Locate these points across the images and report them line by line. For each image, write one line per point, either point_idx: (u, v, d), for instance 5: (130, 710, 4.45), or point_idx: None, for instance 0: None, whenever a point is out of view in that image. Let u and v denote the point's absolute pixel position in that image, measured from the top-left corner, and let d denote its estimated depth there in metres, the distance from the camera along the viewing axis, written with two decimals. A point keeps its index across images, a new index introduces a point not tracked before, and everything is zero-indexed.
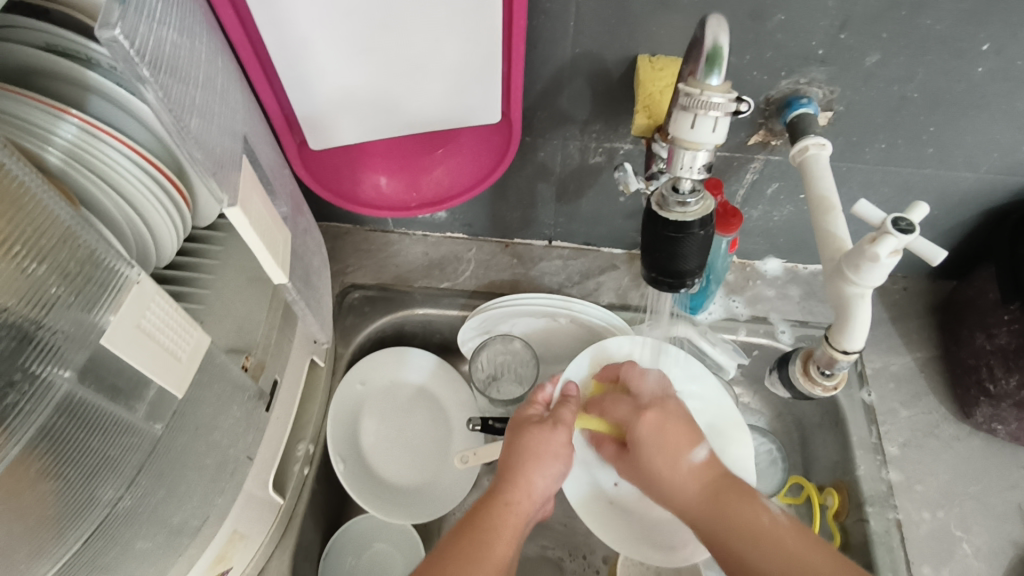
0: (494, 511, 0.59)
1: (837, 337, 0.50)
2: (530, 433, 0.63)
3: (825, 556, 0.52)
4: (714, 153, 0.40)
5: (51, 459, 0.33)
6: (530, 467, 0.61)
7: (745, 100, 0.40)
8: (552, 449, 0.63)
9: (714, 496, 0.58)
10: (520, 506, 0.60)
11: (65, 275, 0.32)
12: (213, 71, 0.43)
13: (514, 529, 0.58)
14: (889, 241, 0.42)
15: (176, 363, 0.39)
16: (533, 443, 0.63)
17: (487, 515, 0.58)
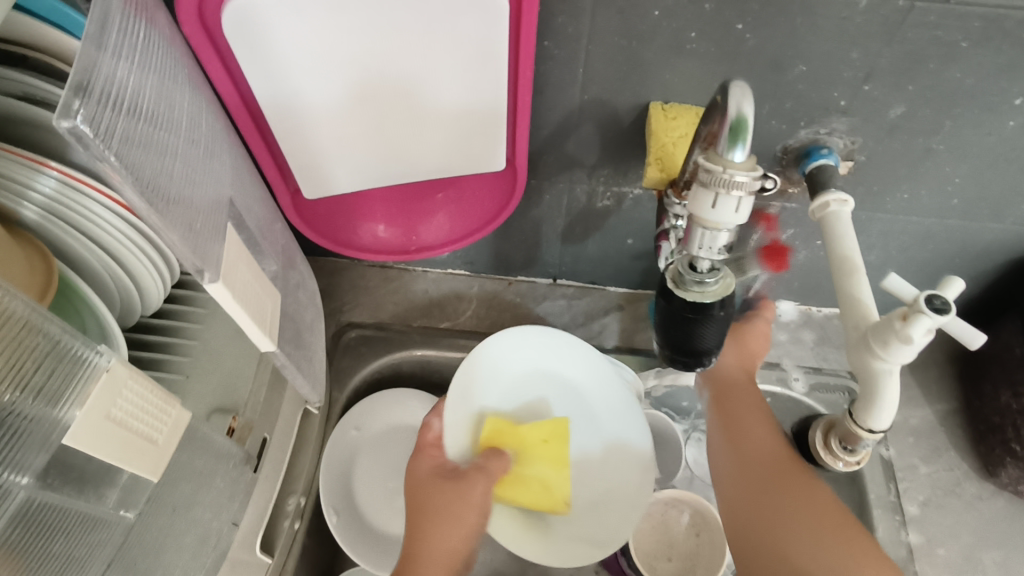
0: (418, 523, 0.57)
1: (862, 416, 0.46)
2: (429, 494, 0.59)
3: (787, 464, 0.57)
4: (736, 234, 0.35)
5: (10, 570, 0.30)
6: (435, 529, 0.56)
7: (772, 176, 0.35)
8: (468, 505, 0.58)
9: (745, 392, 0.63)
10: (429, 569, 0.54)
11: (23, 371, 0.30)
12: (194, 135, 0.40)
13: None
14: (923, 322, 0.39)
15: (148, 449, 0.36)
16: (445, 503, 0.57)
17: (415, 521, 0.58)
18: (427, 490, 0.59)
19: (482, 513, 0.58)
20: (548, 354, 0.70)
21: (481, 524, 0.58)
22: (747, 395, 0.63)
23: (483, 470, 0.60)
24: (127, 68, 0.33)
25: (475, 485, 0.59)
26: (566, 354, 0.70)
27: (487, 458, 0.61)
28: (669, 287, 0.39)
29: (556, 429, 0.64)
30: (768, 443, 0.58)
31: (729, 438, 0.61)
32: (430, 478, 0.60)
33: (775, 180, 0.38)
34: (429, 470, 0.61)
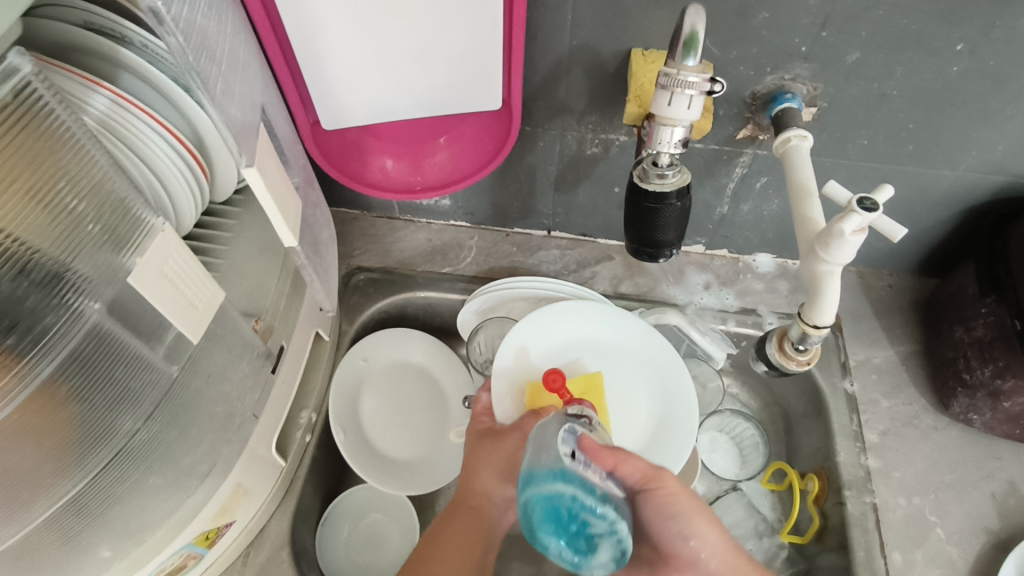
0: (458, 516, 0.64)
1: (809, 313, 0.53)
2: (478, 447, 0.68)
3: None
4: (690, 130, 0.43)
5: (80, 382, 0.37)
6: (478, 475, 0.66)
7: (719, 80, 0.42)
8: (505, 458, 0.65)
9: None
10: (480, 510, 0.64)
11: (101, 216, 0.37)
12: (237, 46, 0.47)
13: (476, 525, 0.63)
14: (854, 219, 0.45)
15: (192, 310, 0.43)
16: (484, 456, 0.66)
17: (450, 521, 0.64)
18: (471, 450, 0.69)
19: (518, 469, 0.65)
20: (587, 322, 0.77)
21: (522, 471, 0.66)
22: None
23: (516, 428, 0.66)
24: None
25: (512, 441, 0.65)
26: (600, 322, 0.77)
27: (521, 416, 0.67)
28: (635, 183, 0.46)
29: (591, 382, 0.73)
30: None
31: None
32: (476, 440, 0.69)
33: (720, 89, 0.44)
34: (477, 434, 0.70)
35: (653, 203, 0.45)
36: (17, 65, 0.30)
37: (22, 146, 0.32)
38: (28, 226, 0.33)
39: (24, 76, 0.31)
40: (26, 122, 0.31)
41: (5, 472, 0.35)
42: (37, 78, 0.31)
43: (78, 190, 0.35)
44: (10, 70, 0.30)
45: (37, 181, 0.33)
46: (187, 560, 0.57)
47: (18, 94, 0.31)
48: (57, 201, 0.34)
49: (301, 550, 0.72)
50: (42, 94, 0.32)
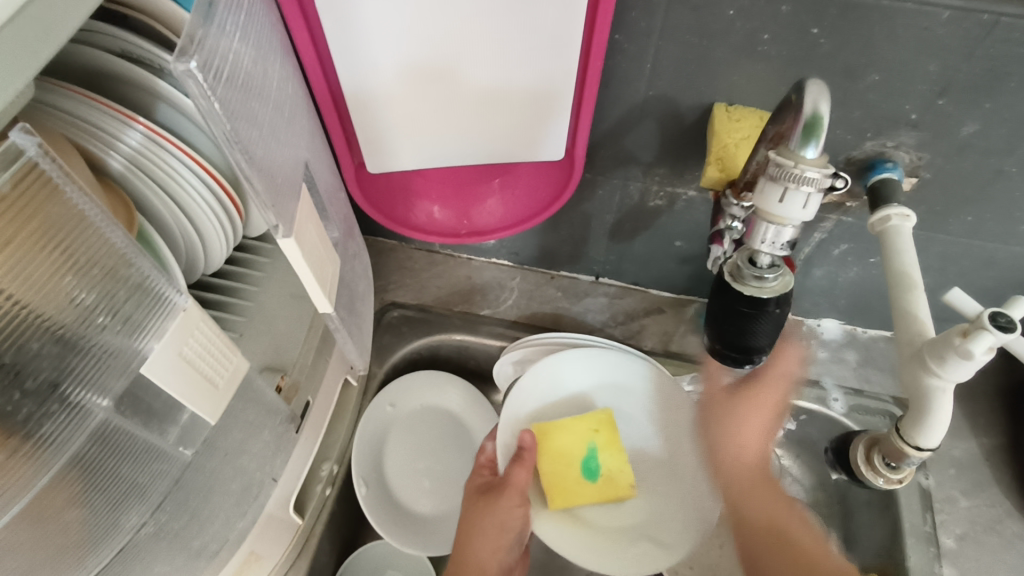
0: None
1: (910, 432, 0.45)
2: (475, 505, 0.64)
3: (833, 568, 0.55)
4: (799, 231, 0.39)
5: (81, 485, 0.32)
6: (477, 542, 0.62)
7: (842, 177, 0.39)
8: (501, 521, 0.63)
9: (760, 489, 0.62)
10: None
11: (113, 302, 0.32)
12: (283, 96, 0.42)
13: None
14: (985, 338, 0.38)
15: (211, 390, 0.38)
16: (482, 519, 0.63)
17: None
18: (467, 505, 0.65)
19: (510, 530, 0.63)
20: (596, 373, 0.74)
21: (518, 528, 0.64)
22: (762, 492, 0.62)
23: (513, 484, 0.63)
24: (236, 24, 0.36)
25: (508, 498, 0.63)
26: (611, 370, 0.74)
27: (511, 467, 0.64)
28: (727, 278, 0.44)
29: (602, 419, 0.70)
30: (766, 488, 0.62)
31: (739, 484, 0.63)
32: (475, 494, 0.65)
33: (842, 180, 0.39)
34: (476, 487, 0.66)
35: (748, 306, 0.44)
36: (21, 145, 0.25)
37: (23, 238, 0.26)
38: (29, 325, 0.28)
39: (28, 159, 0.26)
40: (36, 206, 0.26)
41: None
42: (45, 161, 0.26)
43: (86, 282, 0.30)
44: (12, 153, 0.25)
45: (35, 281, 0.28)
46: None
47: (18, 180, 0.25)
48: (61, 297, 0.29)
49: None
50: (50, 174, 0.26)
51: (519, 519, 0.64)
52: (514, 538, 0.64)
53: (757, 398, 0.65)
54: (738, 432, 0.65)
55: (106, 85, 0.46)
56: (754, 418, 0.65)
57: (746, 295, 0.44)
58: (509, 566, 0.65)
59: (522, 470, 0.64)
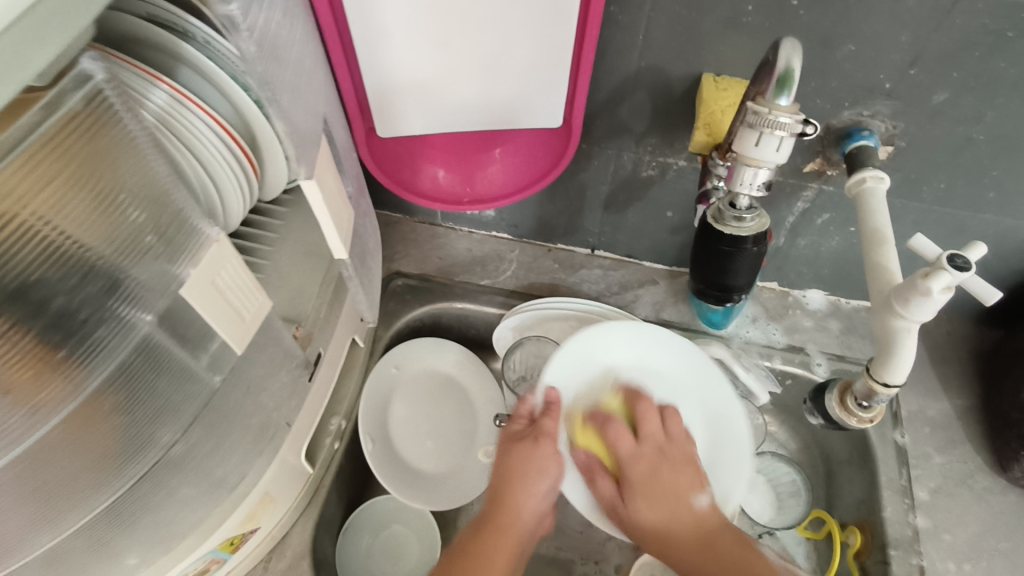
0: (481, 540, 0.57)
1: (879, 370, 0.50)
2: (514, 452, 0.61)
3: None
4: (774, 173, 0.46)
5: (125, 395, 0.37)
6: (517, 487, 0.59)
7: (814, 122, 0.44)
8: (539, 466, 0.60)
9: (707, 544, 0.57)
10: (510, 528, 0.58)
11: (159, 227, 0.36)
12: (305, 57, 0.46)
13: (506, 552, 0.56)
14: (942, 277, 0.43)
15: (238, 320, 0.43)
16: (520, 462, 0.60)
17: (478, 543, 0.56)
18: (501, 453, 0.63)
19: (547, 480, 0.60)
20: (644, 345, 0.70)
21: (555, 481, 0.61)
22: (702, 550, 0.56)
23: (549, 433, 0.62)
24: None
25: (546, 446, 0.61)
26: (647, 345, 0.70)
27: (546, 418, 0.63)
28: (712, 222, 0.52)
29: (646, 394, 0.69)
30: (685, 536, 0.57)
31: (652, 515, 0.58)
32: (507, 443, 0.63)
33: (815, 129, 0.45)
34: (507, 436, 0.64)
35: (729, 245, 0.52)
36: (90, 71, 0.30)
37: (93, 151, 0.31)
38: (89, 227, 0.32)
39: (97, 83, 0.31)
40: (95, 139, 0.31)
41: (46, 486, 0.35)
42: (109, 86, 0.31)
43: (139, 202, 0.35)
44: (83, 75, 0.30)
45: (98, 191, 0.32)
46: (209, 566, 0.56)
47: (91, 99, 0.30)
48: (117, 211, 0.34)
49: (321, 559, 0.70)
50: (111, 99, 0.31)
51: (558, 470, 0.61)
52: (553, 486, 0.61)
53: (643, 464, 0.60)
54: (660, 501, 0.59)
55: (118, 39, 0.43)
56: (668, 478, 0.60)
57: (728, 235, 0.51)
58: (541, 518, 0.61)
59: (557, 422, 0.63)
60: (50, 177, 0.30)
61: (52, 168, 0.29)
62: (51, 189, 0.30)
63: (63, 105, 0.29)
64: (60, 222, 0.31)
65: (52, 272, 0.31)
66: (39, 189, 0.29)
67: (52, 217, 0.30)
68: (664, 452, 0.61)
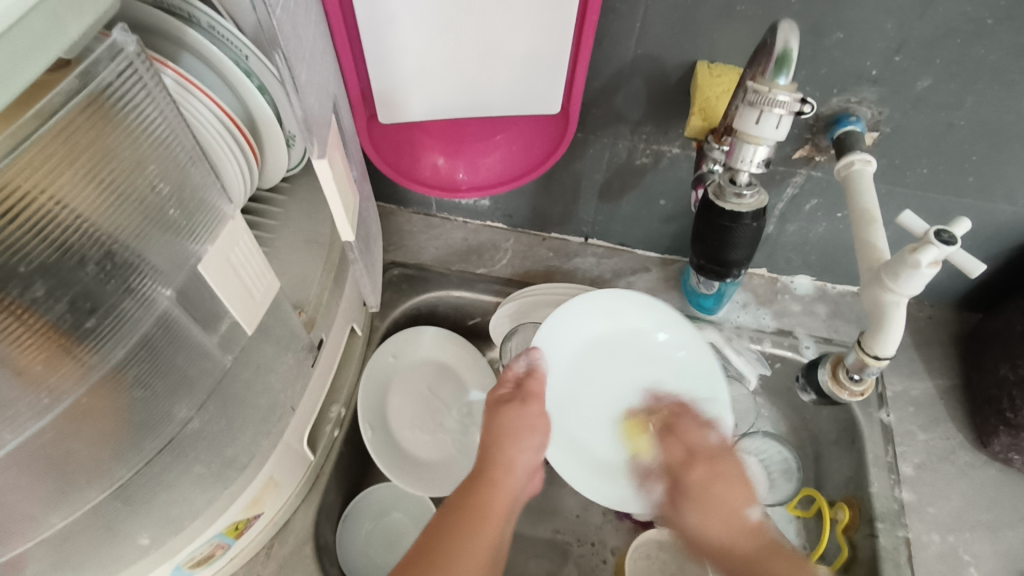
0: (477, 489, 0.58)
1: (870, 343, 0.53)
2: (503, 412, 0.63)
3: None
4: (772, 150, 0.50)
5: (144, 369, 0.39)
6: (508, 444, 0.61)
7: (810, 101, 0.47)
8: (528, 423, 0.63)
9: (765, 553, 0.54)
10: (506, 482, 0.59)
11: (177, 204, 0.38)
12: (312, 39, 0.47)
13: (502, 503, 0.57)
14: (931, 251, 0.46)
15: (249, 300, 0.44)
16: (509, 421, 0.63)
17: (472, 496, 0.57)
18: (487, 417, 0.64)
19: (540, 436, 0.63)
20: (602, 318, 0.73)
21: (544, 440, 0.64)
22: (774, 555, 0.54)
23: (535, 393, 0.65)
24: None
25: (533, 406, 0.64)
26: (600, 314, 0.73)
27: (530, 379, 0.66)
28: (712, 200, 0.55)
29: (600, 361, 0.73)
30: (738, 538, 0.56)
31: (707, 520, 0.59)
32: (494, 406, 0.64)
33: (811, 106, 0.48)
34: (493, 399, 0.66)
35: (729, 220, 0.54)
36: (120, 43, 0.31)
37: (117, 125, 0.33)
38: (112, 203, 0.34)
39: (125, 56, 0.32)
40: (114, 122, 0.33)
41: (71, 455, 0.37)
42: (137, 59, 0.32)
43: (162, 173, 0.37)
44: (113, 48, 0.31)
45: (120, 165, 0.34)
46: (215, 551, 0.56)
47: (118, 75, 0.31)
48: (136, 185, 0.35)
49: (324, 545, 0.71)
50: (138, 74, 0.33)
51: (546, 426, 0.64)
52: (543, 444, 0.63)
53: (700, 468, 0.62)
54: (718, 507, 0.59)
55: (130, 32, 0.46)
56: (727, 489, 0.60)
57: (727, 211, 0.54)
58: (534, 471, 0.62)
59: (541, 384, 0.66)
60: (76, 153, 0.31)
61: (79, 143, 0.31)
62: (75, 173, 0.32)
63: (91, 79, 0.30)
64: (84, 199, 0.33)
65: (74, 246, 0.33)
66: (63, 170, 0.31)
67: (77, 194, 0.32)
68: (709, 449, 0.64)
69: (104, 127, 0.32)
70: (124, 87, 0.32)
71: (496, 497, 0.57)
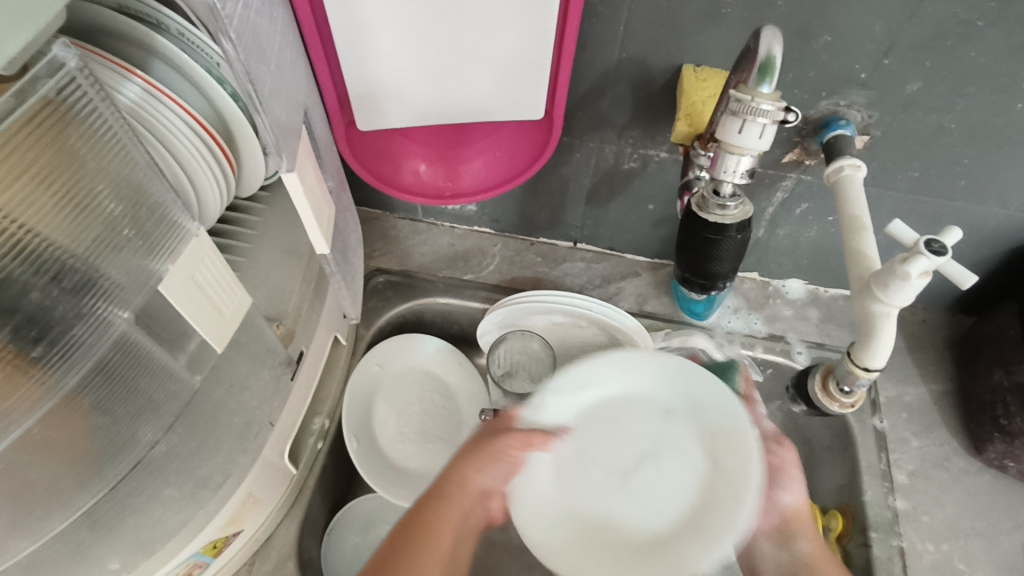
0: (430, 511, 0.54)
1: (859, 355, 0.51)
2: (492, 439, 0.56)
3: None
4: (756, 159, 0.48)
5: (103, 393, 0.38)
6: (471, 466, 0.55)
7: (795, 109, 0.47)
8: (496, 452, 0.55)
9: None
10: (455, 501, 0.55)
11: (133, 221, 0.37)
12: (281, 49, 0.46)
13: (450, 533, 0.54)
14: (921, 261, 0.45)
15: (218, 318, 0.43)
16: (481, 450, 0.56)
17: (428, 517, 0.53)
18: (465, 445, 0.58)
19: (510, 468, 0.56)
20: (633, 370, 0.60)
21: (509, 470, 0.56)
22: None
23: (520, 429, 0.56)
24: None
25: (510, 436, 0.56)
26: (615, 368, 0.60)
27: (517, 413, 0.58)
28: (695, 211, 0.54)
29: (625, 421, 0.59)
30: None
31: None
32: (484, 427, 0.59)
33: (792, 115, 0.47)
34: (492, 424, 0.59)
35: (714, 233, 0.53)
36: (61, 58, 0.30)
37: (65, 142, 0.32)
38: (62, 222, 0.33)
39: (67, 71, 0.31)
40: (62, 139, 0.31)
41: (29, 486, 0.36)
42: (81, 74, 0.31)
43: (116, 190, 0.36)
44: (55, 63, 0.30)
45: (72, 182, 0.33)
46: (193, 571, 0.55)
47: (62, 90, 0.30)
48: (90, 203, 0.34)
49: (308, 560, 0.69)
50: (82, 89, 0.32)
51: (518, 461, 0.56)
52: (506, 475, 0.56)
53: None
54: None
55: (94, 39, 0.44)
56: None
57: (711, 222, 0.52)
58: (491, 495, 0.57)
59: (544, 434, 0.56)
60: (20, 171, 0.30)
61: (23, 162, 0.30)
62: (26, 194, 0.30)
63: (32, 95, 0.29)
64: (37, 219, 0.31)
65: (23, 268, 0.31)
66: (10, 188, 0.29)
67: (25, 212, 0.31)
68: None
69: (53, 145, 0.31)
70: (68, 103, 0.31)
71: (448, 514, 0.54)
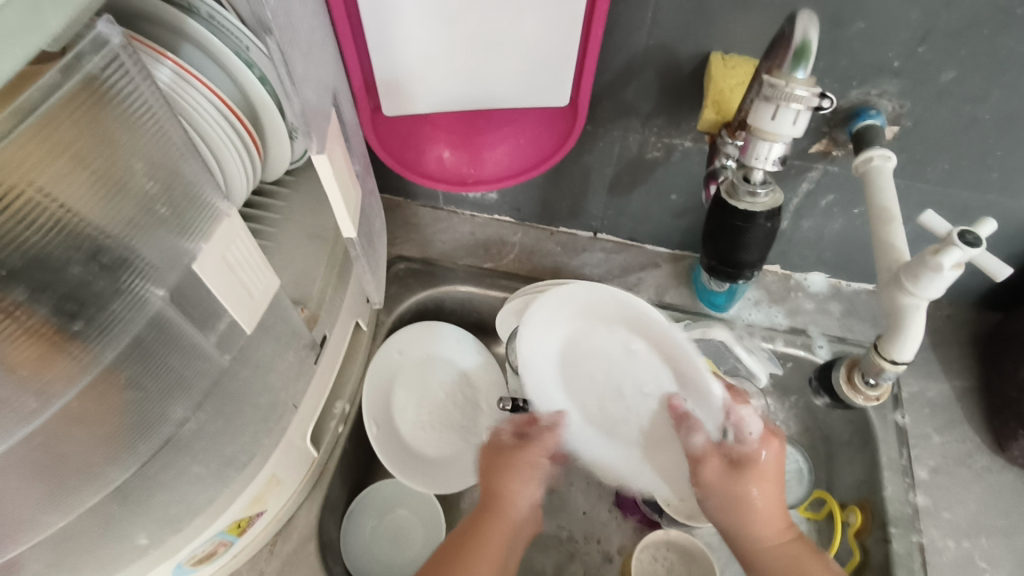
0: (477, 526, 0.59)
1: (887, 347, 0.51)
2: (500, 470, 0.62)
3: None
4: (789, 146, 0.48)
5: (136, 369, 0.39)
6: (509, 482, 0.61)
7: (830, 97, 0.46)
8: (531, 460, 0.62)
9: None
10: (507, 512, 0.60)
11: (167, 199, 0.37)
12: (311, 32, 0.46)
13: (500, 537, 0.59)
14: (953, 253, 0.45)
15: (248, 299, 0.43)
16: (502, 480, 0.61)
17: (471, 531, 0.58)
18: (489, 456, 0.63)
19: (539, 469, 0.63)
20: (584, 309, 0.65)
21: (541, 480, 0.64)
22: None
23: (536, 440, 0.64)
24: None
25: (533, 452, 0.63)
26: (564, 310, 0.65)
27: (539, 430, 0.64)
28: (724, 197, 0.53)
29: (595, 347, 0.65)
30: None
31: None
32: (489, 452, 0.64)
33: (829, 102, 0.46)
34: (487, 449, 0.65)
35: (743, 221, 0.53)
36: (105, 36, 0.30)
37: (100, 120, 0.32)
38: (97, 201, 0.34)
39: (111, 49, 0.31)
40: (97, 118, 0.32)
41: (62, 458, 0.37)
42: (124, 53, 0.32)
43: (152, 169, 0.36)
44: (99, 41, 0.30)
45: (106, 159, 0.34)
46: (218, 548, 0.56)
47: (104, 68, 0.31)
48: (123, 180, 0.35)
49: (327, 542, 0.70)
50: (124, 68, 0.32)
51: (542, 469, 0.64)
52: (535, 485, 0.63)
53: None
54: None
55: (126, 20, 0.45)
56: None
57: (740, 209, 0.52)
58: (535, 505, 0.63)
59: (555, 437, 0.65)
60: (54, 147, 0.31)
61: (59, 137, 0.31)
62: (59, 168, 0.31)
63: (76, 71, 0.30)
64: (70, 194, 0.33)
65: (56, 241, 0.33)
66: (47, 163, 0.31)
67: (60, 186, 0.32)
68: None
69: (89, 124, 0.32)
70: (106, 82, 0.31)
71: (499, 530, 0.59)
